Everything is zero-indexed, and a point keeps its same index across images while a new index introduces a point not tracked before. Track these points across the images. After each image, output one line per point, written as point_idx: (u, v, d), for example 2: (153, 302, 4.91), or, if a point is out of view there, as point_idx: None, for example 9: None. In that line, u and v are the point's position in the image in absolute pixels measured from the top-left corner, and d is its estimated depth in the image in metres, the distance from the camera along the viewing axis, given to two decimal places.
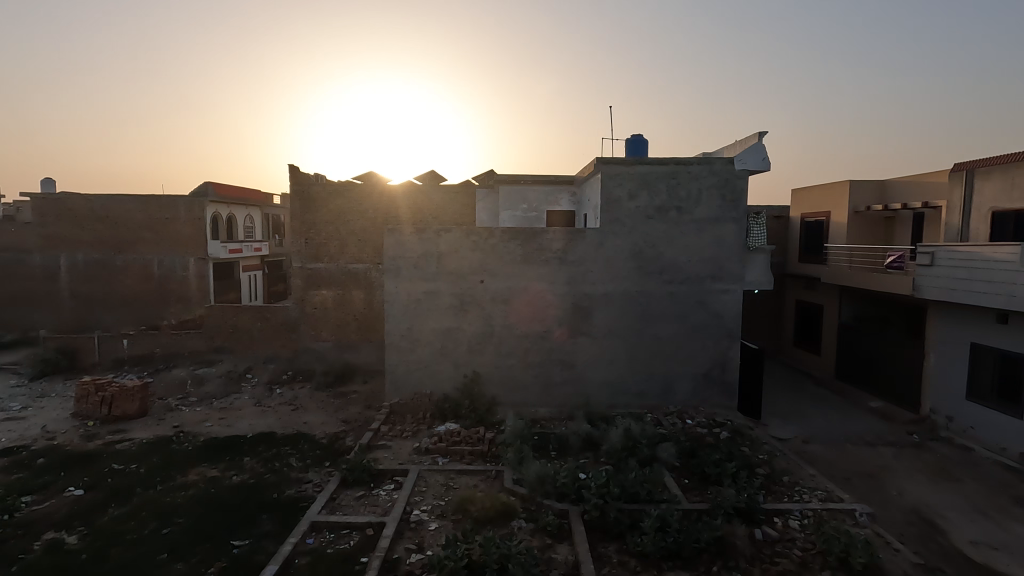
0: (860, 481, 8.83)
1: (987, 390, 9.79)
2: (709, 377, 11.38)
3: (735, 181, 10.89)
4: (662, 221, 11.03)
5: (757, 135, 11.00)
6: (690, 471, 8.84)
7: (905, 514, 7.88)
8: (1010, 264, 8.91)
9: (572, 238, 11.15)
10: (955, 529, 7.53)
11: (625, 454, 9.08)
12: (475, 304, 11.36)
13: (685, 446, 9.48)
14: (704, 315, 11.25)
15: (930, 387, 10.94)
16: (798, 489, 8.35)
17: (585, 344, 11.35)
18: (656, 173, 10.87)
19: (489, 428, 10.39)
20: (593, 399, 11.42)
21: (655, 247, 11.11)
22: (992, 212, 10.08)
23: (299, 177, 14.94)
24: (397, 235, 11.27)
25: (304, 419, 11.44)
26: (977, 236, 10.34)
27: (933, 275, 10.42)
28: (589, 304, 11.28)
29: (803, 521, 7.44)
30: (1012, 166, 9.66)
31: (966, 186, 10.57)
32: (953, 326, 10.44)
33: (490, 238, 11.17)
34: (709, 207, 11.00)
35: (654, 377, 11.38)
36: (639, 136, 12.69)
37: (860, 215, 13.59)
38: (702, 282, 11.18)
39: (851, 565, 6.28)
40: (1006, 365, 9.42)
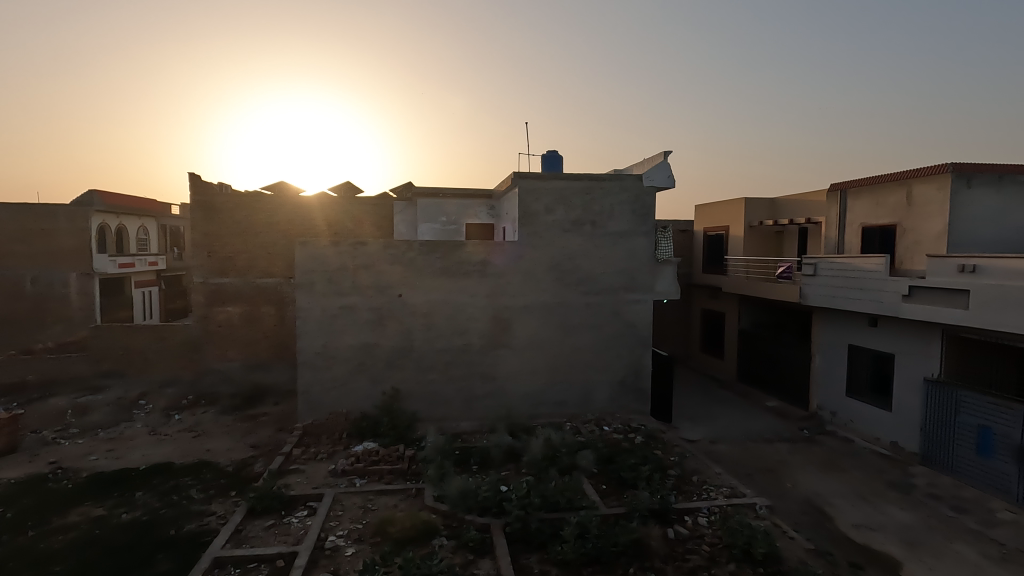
0: (760, 476, 9.50)
1: (863, 386, 10.92)
2: (625, 384, 11.81)
3: (644, 197, 11.50)
4: (578, 234, 11.40)
5: (662, 154, 11.71)
6: (608, 477, 9.12)
7: (799, 505, 8.58)
8: (878, 273, 10.05)
9: (492, 251, 11.24)
10: (841, 515, 8.28)
11: (545, 463, 9.20)
12: (394, 319, 11.11)
13: (603, 452, 9.78)
14: (619, 325, 11.69)
15: (817, 386, 12.02)
16: (706, 488, 8.84)
17: (505, 356, 11.42)
18: (570, 188, 11.26)
19: (409, 446, 10.15)
20: (515, 410, 11.48)
21: (572, 260, 11.44)
22: (862, 227, 11.32)
23: (201, 186, 13.97)
24: (310, 247, 10.82)
25: (207, 447, 10.59)
26: (851, 248, 11.56)
27: (817, 284, 11.52)
28: (509, 316, 11.39)
29: (711, 518, 7.88)
30: (877, 188, 10.95)
31: (840, 204, 11.82)
32: (834, 329, 11.56)
33: (408, 251, 11.03)
34: (621, 221, 11.51)
35: (573, 386, 11.65)
36: (554, 152, 13.08)
37: (754, 229, 14.77)
38: (616, 293, 11.65)
39: (753, 555, 6.74)
40: (878, 363, 10.56)
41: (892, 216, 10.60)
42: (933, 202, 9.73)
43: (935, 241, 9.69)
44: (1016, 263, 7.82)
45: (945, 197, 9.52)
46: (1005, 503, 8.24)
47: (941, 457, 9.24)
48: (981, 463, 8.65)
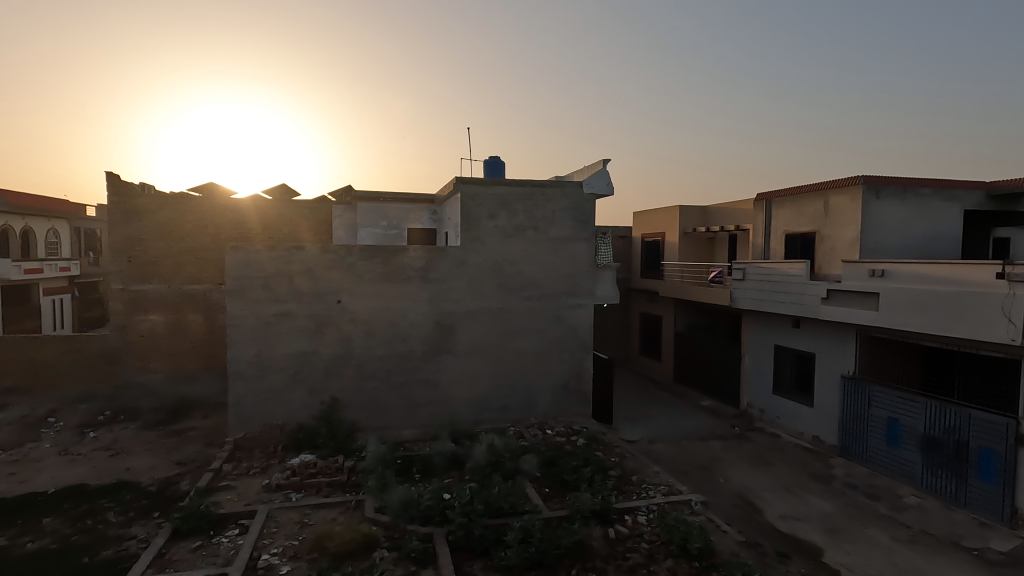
0: (695, 473, 9.87)
1: (788, 384, 11.57)
2: (567, 387, 11.97)
3: (584, 204, 11.77)
4: (520, 239, 11.50)
5: (601, 162, 12.01)
6: (551, 480, 9.20)
7: (731, 499, 8.97)
8: (800, 277, 10.73)
9: (434, 256, 11.13)
10: (769, 507, 8.72)
11: (488, 469, 9.16)
12: (332, 326, 10.78)
13: (546, 456, 9.86)
14: (561, 329, 11.85)
15: (747, 385, 12.63)
16: (645, 486, 9.09)
17: (449, 362, 11.33)
18: (512, 194, 11.36)
19: (349, 456, 9.85)
20: (458, 417, 11.39)
21: (514, 265, 11.52)
22: (785, 234, 12.04)
23: (120, 186, 13.06)
24: (242, 252, 10.33)
25: (126, 466, 9.86)
26: (775, 254, 12.27)
27: (746, 288, 12.14)
28: (452, 321, 11.30)
29: (649, 515, 8.11)
30: (798, 197, 11.68)
31: (765, 213, 12.52)
32: (761, 331, 12.20)
33: (347, 256, 10.74)
34: (562, 227, 11.70)
35: (517, 391, 11.70)
36: (496, 158, 13.14)
37: (689, 236, 15.39)
38: (558, 298, 11.81)
39: (689, 550, 6.99)
40: (801, 362, 11.23)
41: (811, 224, 11.33)
42: (847, 211, 10.48)
43: (849, 247, 10.43)
44: (918, 268, 8.59)
45: (857, 207, 10.28)
46: (911, 489, 8.94)
47: (857, 449, 9.90)
48: (891, 452, 9.33)
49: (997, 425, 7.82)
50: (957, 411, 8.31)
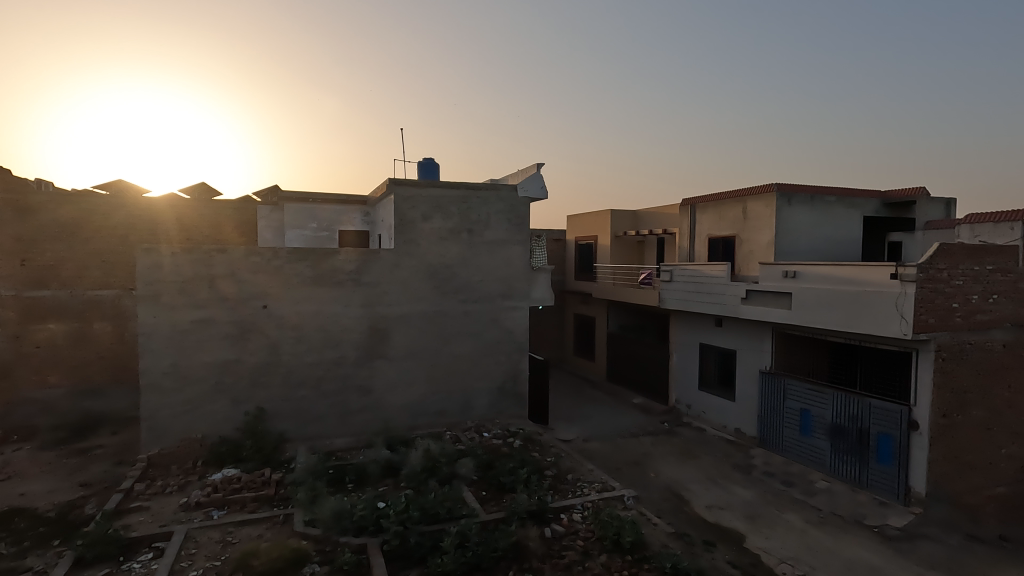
0: (628, 469, 10.18)
1: (712, 380, 12.17)
2: (503, 390, 12.01)
3: (518, 207, 11.89)
4: (455, 242, 11.45)
5: (535, 166, 12.18)
6: (488, 483, 9.18)
7: (661, 493, 9.32)
8: (722, 278, 11.30)
9: (366, 260, 10.86)
10: (696, 498, 9.14)
11: (424, 474, 9.03)
12: (257, 332, 10.26)
13: (483, 459, 9.84)
14: (497, 332, 11.88)
15: (675, 382, 13.18)
16: (579, 485, 9.26)
17: (383, 367, 11.07)
18: (447, 196, 11.30)
19: (276, 468, 9.40)
20: (393, 422, 11.15)
21: (450, 268, 11.44)
22: (708, 238, 12.68)
23: (11, 182, 11.80)
24: (155, 255, 9.62)
25: (19, 492, 8.91)
26: (700, 256, 12.89)
27: (674, 289, 12.67)
28: (386, 326, 11.06)
29: (584, 513, 8.27)
30: (719, 203, 12.34)
31: (690, 217, 13.14)
32: (688, 330, 12.76)
33: (274, 259, 10.26)
34: (497, 230, 11.75)
35: (453, 394, 11.60)
36: (430, 159, 13.00)
37: (620, 239, 15.88)
38: (493, 301, 11.83)
39: (622, 544, 7.21)
40: (724, 358, 11.85)
41: (731, 228, 12.00)
42: (763, 217, 11.19)
43: (765, 250, 11.14)
44: (825, 269, 9.24)
45: (772, 212, 11.01)
46: (821, 474, 9.63)
47: (774, 439, 10.55)
48: (804, 441, 10.02)
49: (893, 412, 8.56)
50: (860, 400, 9.04)
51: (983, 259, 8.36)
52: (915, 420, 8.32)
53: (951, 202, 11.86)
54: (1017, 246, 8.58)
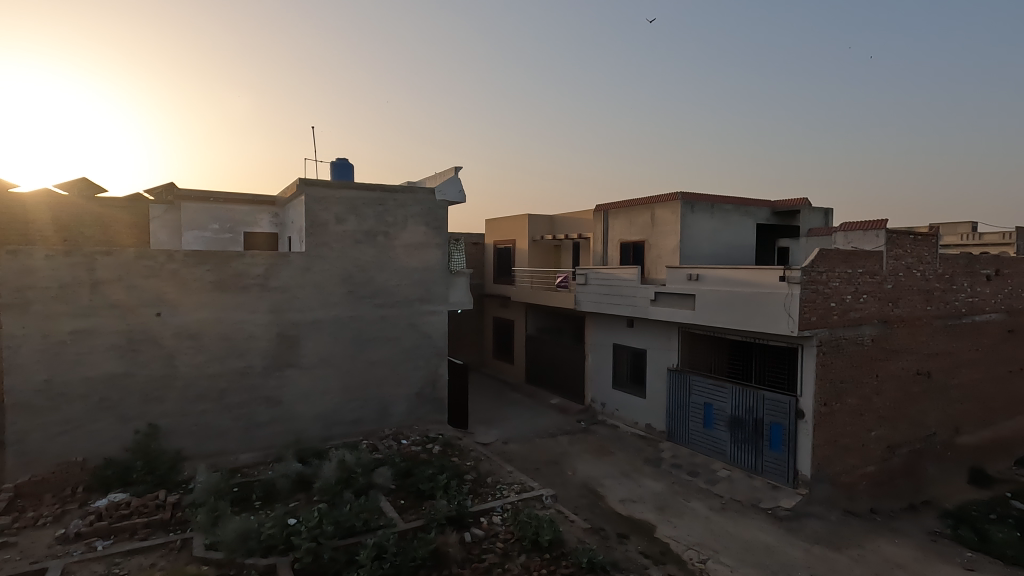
0: (546, 469, 10.38)
1: (625, 378, 12.71)
2: (422, 395, 11.83)
3: (436, 210, 11.80)
4: (371, 245, 11.16)
5: (453, 169, 12.16)
6: (406, 491, 8.99)
7: (578, 490, 9.59)
8: (632, 281, 11.85)
9: (274, 263, 10.30)
10: (610, 493, 9.49)
11: (339, 486, 8.69)
12: (150, 342, 9.40)
13: (401, 467, 9.63)
14: (415, 336, 11.69)
15: (591, 381, 13.62)
16: (499, 487, 9.32)
17: (293, 376, 10.54)
18: (362, 198, 11.00)
19: (172, 490, 8.65)
20: (305, 434, 10.64)
21: (365, 272, 11.13)
22: (620, 243, 13.24)
23: None
24: (24, 257, 8.56)
25: None
26: (612, 260, 13.44)
27: (588, 291, 13.10)
28: (296, 333, 10.54)
29: (503, 515, 8.32)
30: (630, 209, 12.93)
31: (603, 223, 13.67)
32: (602, 331, 13.25)
33: (169, 262, 9.48)
34: (414, 233, 11.59)
35: (369, 402, 11.27)
36: (344, 160, 12.59)
37: (537, 243, 16.18)
38: (411, 305, 11.63)
39: (541, 543, 7.34)
40: (635, 357, 12.41)
41: (641, 233, 12.62)
42: (669, 223, 11.87)
43: (671, 255, 11.83)
44: (724, 272, 9.94)
45: (677, 219, 11.70)
46: (722, 463, 10.33)
47: (681, 432, 11.19)
48: (706, 433, 10.69)
49: (783, 402, 9.36)
50: (755, 393, 9.79)
51: (855, 263, 9.36)
52: (801, 409, 9.15)
53: (829, 213, 13.17)
54: (881, 251, 9.66)
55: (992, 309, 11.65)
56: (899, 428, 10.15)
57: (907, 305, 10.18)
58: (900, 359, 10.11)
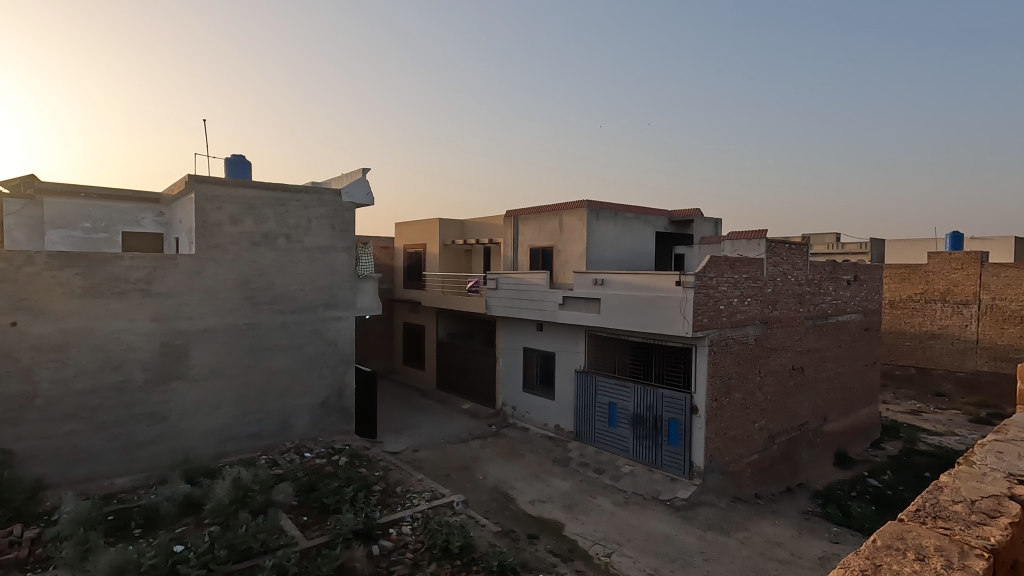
0: (457, 475, 10.33)
1: (535, 381, 12.96)
2: (327, 405, 11.33)
3: (342, 212, 11.39)
4: (271, 248, 10.54)
5: (360, 170, 11.80)
6: (309, 507, 8.54)
7: (489, 494, 9.63)
8: (541, 286, 12.11)
9: (159, 267, 9.42)
10: (521, 495, 9.62)
11: (233, 507, 8.08)
12: (3, 356, 8.22)
13: (303, 482, 9.14)
14: (319, 344, 11.18)
15: (502, 385, 13.75)
16: (409, 496, 9.13)
17: (181, 390, 9.68)
18: (260, 198, 10.37)
19: (31, 524, 7.60)
20: (195, 452, 9.80)
21: (264, 276, 10.49)
22: (530, 248, 13.52)
23: None
24: None
25: None
26: (522, 265, 13.68)
27: (499, 296, 13.23)
28: (185, 342, 9.70)
29: (413, 524, 8.15)
30: (539, 216, 13.24)
31: (514, 228, 13.88)
32: (512, 335, 13.43)
33: (28, 265, 8.36)
34: (318, 236, 11.11)
35: (269, 415, 10.61)
36: (240, 156, 11.81)
37: (448, 247, 16.09)
38: (315, 311, 11.12)
39: (451, 550, 7.28)
40: (545, 360, 12.69)
41: (549, 239, 12.96)
42: (576, 230, 12.30)
43: (578, 260, 12.26)
44: (627, 278, 10.44)
45: (583, 226, 12.16)
46: (626, 459, 10.82)
47: (587, 432, 11.59)
48: (611, 431, 11.15)
49: (679, 399, 9.98)
50: (655, 391, 10.37)
51: (740, 269, 10.22)
52: (695, 405, 9.81)
53: (718, 223, 14.26)
54: (762, 259, 10.63)
55: (852, 310, 13.19)
56: (778, 418, 11.18)
57: (783, 307, 11.27)
58: (778, 356, 11.17)
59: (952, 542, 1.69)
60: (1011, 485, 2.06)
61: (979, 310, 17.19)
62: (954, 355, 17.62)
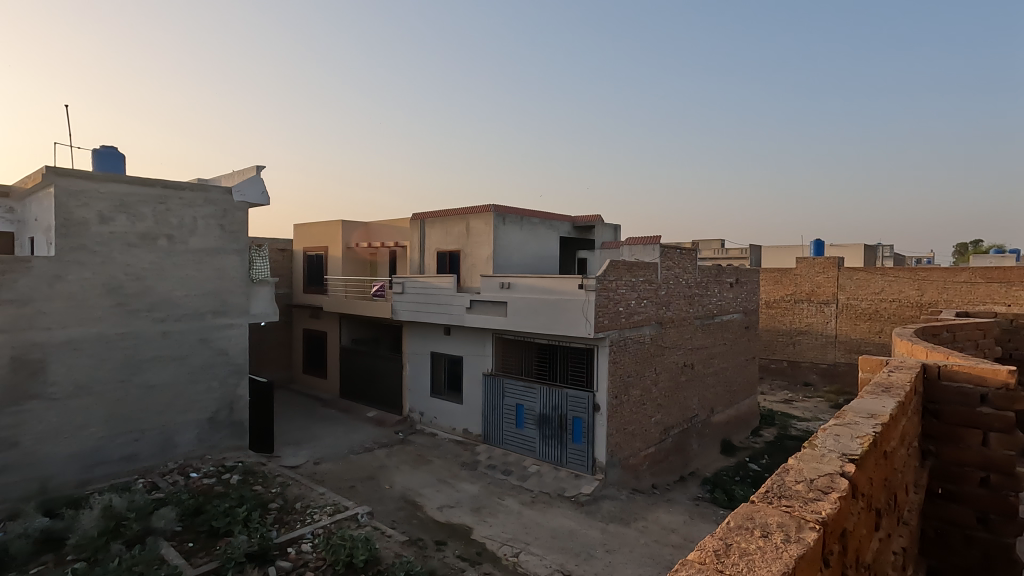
0: (361, 486, 9.99)
1: (443, 386, 12.86)
2: (216, 420, 10.50)
3: (233, 212, 10.65)
4: (149, 250, 9.62)
5: (254, 168, 11.11)
6: (195, 532, 7.84)
7: (395, 503, 9.41)
8: (448, 289, 12.05)
9: (8, 270, 8.25)
10: (429, 502, 9.50)
11: (103, 539, 7.22)
12: None
13: (189, 505, 8.37)
14: (207, 353, 10.35)
15: (409, 391, 13.50)
16: (309, 511, 8.67)
17: (37, 410, 8.52)
18: (135, 194, 9.43)
19: None
20: (55, 481, 8.65)
21: (141, 280, 9.54)
22: (437, 252, 13.41)
23: None
24: None
25: None
26: (429, 269, 13.55)
27: (405, 300, 13.00)
28: (42, 356, 8.56)
29: (314, 541, 7.76)
30: (446, 219, 13.18)
31: (420, 231, 13.71)
32: (419, 339, 13.23)
33: None
34: (205, 237, 10.30)
35: (147, 434, 9.63)
36: (111, 147, 10.67)
37: (351, 250, 15.55)
38: (202, 318, 10.28)
39: (355, 564, 7.02)
40: (452, 364, 12.64)
41: (456, 243, 12.94)
42: (483, 233, 12.39)
43: (485, 264, 12.36)
44: (532, 281, 10.67)
45: (490, 230, 12.28)
46: (533, 459, 11.04)
47: (495, 434, 11.69)
48: (518, 432, 11.33)
49: (583, 398, 10.35)
50: (559, 391, 10.69)
51: (637, 273, 10.82)
52: (597, 403, 10.23)
53: (618, 229, 14.99)
54: (656, 263, 11.33)
55: (734, 310, 14.41)
56: (671, 412, 11.95)
57: (675, 308, 12.07)
58: (671, 354, 11.94)
59: (791, 518, 1.90)
60: (843, 464, 2.36)
61: (836, 308, 19.47)
62: (818, 349, 19.82)
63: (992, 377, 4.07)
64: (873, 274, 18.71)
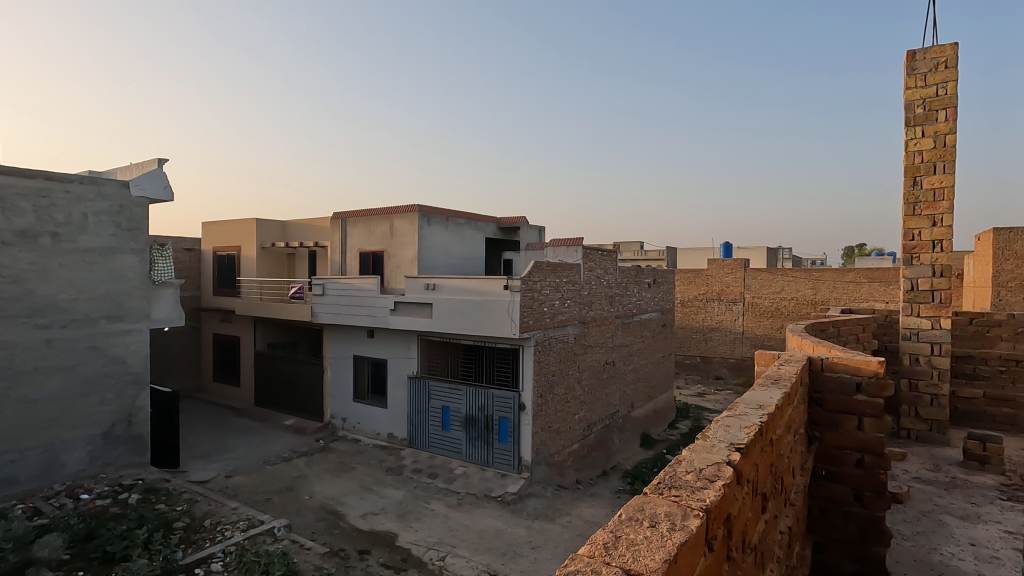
0: (279, 498, 9.53)
1: (366, 390, 12.52)
2: (112, 435, 9.63)
3: (130, 208, 9.83)
4: (30, 248, 8.67)
5: (156, 161, 10.32)
6: (87, 559, 7.13)
7: (315, 513, 9.05)
8: (371, 290, 11.75)
9: None
10: (351, 510, 9.21)
11: None
12: None
13: (78, 530, 7.60)
14: (101, 363, 9.47)
15: (330, 397, 13.03)
16: (219, 528, 8.14)
17: None
18: (12, 186, 8.47)
19: None
20: None
21: (19, 283, 8.57)
22: (359, 252, 13.04)
23: None
24: None
25: None
26: (351, 270, 13.15)
27: (326, 302, 12.55)
28: None
29: (225, 560, 7.29)
30: (369, 219, 12.85)
31: (342, 231, 13.28)
32: (341, 342, 12.81)
33: None
34: (98, 234, 9.43)
35: (28, 454, 8.65)
36: None
37: (267, 251, 14.78)
38: (95, 324, 9.40)
39: None
40: (376, 367, 12.33)
41: (380, 243, 12.65)
42: (407, 234, 12.20)
43: (409, 265, 12.17)
44: (457, 282, 10.63)
45: (414, 231, 12.10)
46: (459, 461, 11.00)
47: (420, 438, 11.53)
48: (444, 434, 11.24)
49: (508, 398, 10.44)
50: (485, 392, 10.72)
51: (560, 274, 11.06)
52: (522, 402, 10.35)
53: (542, 230, 15.25)
54: (579, 264, 11.63)
55: (652, 309, 15.06)
56: (594, 409, 12.32)
57: (597, 308, 12.45)
58: (593, 352, 12.31)
59: (678, 507, 2.02)
60: (729, 453, 2.53)
61: (743, 307, 20.84)
62: (728, 344, 21.15)
63: (865, 367, 4.57)
64: (775, 274, 20.18)
